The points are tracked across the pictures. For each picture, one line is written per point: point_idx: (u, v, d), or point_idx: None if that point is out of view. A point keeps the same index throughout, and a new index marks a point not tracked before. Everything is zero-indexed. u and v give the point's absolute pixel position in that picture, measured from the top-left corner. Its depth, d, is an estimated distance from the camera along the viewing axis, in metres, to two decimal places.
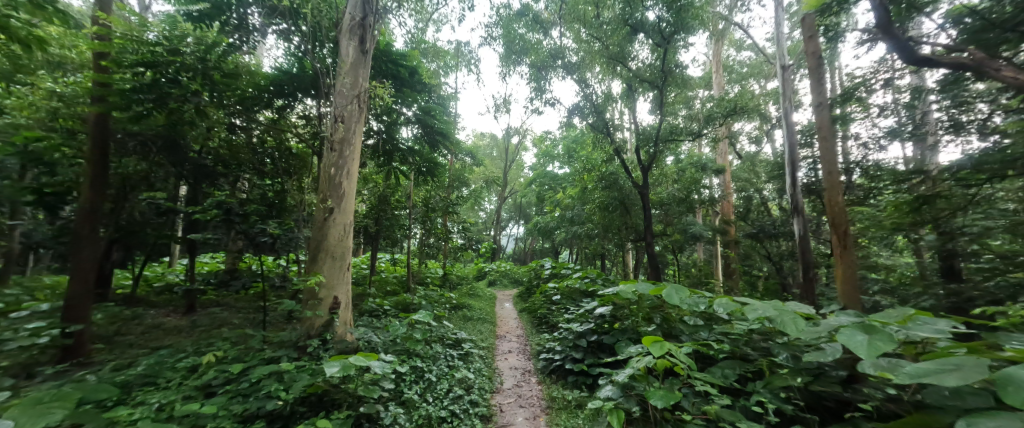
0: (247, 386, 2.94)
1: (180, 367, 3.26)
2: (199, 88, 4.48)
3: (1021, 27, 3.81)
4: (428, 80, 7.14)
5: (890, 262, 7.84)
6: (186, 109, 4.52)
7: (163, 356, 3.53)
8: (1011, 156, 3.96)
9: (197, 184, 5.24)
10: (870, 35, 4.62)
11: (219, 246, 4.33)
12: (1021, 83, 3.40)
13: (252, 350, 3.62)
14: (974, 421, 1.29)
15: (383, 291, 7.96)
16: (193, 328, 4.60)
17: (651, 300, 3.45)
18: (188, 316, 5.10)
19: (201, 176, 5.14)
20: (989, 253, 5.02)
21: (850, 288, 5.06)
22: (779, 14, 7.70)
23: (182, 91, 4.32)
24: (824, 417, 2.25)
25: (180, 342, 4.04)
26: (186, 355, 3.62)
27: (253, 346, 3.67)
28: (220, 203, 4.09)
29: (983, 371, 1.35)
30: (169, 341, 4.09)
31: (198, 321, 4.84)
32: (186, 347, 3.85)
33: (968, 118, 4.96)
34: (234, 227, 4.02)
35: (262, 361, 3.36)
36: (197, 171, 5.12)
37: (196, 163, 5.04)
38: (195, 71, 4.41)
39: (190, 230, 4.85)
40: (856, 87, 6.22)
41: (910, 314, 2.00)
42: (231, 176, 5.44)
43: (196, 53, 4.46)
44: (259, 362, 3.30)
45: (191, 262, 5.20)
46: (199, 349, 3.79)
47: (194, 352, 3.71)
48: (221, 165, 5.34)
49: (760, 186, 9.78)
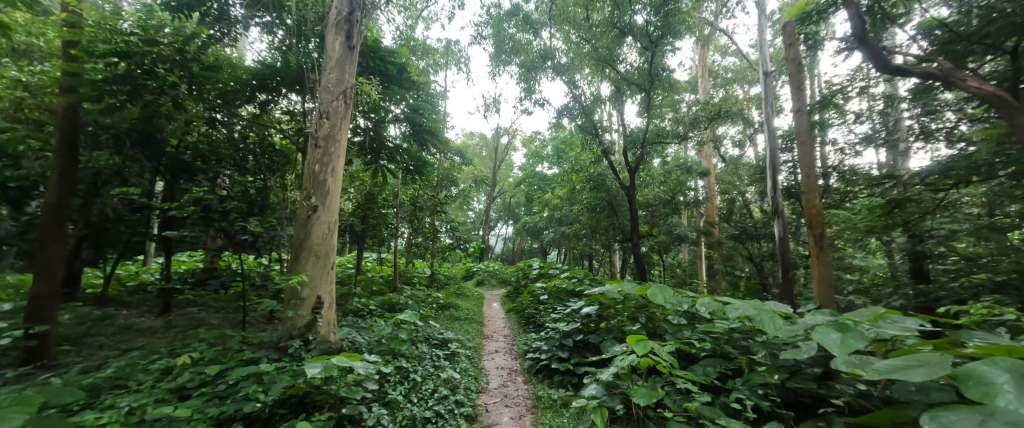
0: (223, 388, 2.85)
1: (153, 369, 3.15)
2: (176, 80, 4.42)
3: (985, 40, 4.02)
4: (417, 77, 7.07)
5: (864, 263, 8.13)
6: (162, 102, 4.43)
7: (135, 358, 3.42)
8: (976, 163, 4.13)
9: (174, 180, 5.08)
10: (848, 45, 4.77)
11: (197, 245, 4.21)
12: (986, 93, 3.55)
13: (230, 351, 3.53)
14: (936, 415, 1.36)
15: (368, 291, 7.86)
16: (168, 328, 4.47)
17: (636, 299, 3.53)
18: (164, 316, 4.95)
19: (179, 170, 5.00)
20: (955, 255, 5.27)
21: (826, 288, 5.24)
22: (762, 21, 7.88)
23: (160, 84, 4.27)
24: (800, 413, 2.31)
25: (153, 343, 3.91)
26: (160, 357, 3.51)
27: (232, 346, 3.57)
28: (198, 200, 3.98)
29: (945, 367, 1.42)
30: (142, 342, 3.96)
31: (174, 321, 4.70)
32: (159, 348, 3.73)
33: (937, 126, 5.17)
34: (212, 225, 3.92)
35: (240, 362, 3.27)
36: (174, 166, 4.93)
37: (172, 156, 4.91)
38: (172, 63, 4.30)
39: (165, 227, 4.66)
40: (834, 94, 6.41)
41: (880, 313, 2.08)
42: (212, 172, 5.30)
43: (174, 44, 4.34)
44: (237, 363, 3.22)
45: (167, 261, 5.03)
46: (174, 350, 3.67)
47: (168, 354, 3.60)
48: (200, 160, 5.20)
49: (743, 189, 10.18)
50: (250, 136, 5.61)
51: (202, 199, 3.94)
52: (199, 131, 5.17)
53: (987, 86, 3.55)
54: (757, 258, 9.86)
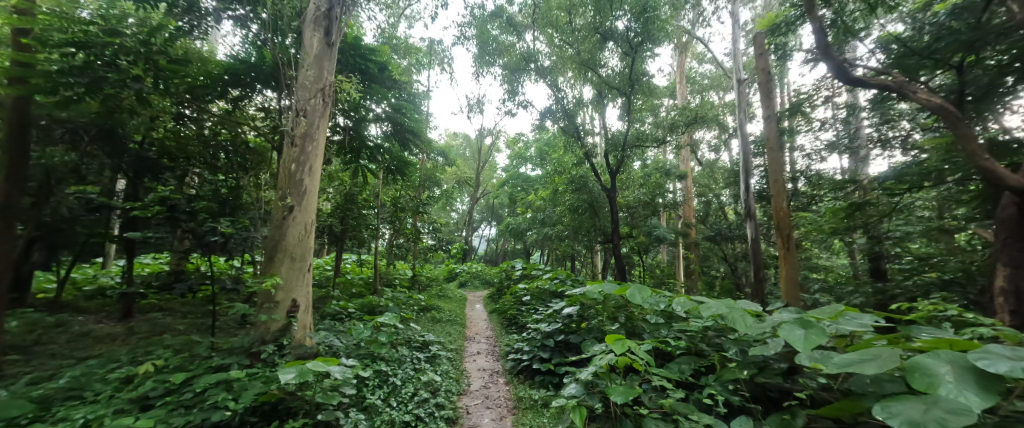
0: (189, 397, 2.72)
1: (111, 378, 3.00)
2: (140, 74, 4.28)
3: (935, 55, 4.32)
4: (399, 76, 7.01)
5: (828, 263, 8.56)
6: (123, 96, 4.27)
7: (91, 368, 3.26)
8: (927, 169, 4.42)
9: (137, 178, 4.79)
10: (813, 57, 5.04)
11: (162, 247, 4.02)
12: (934, 105, 3.79)
13: (198, 357, 3.38)
14: (885, 404, 1.47)
15: (347, 293, 7.72)
16: (129, 335, 4.27)
17: (616, 300, 3.60)
18: (125, 322, 4.72)
19: (144, 168, 4.72)
20: (909, 255, 5.62)
21: (792, 287, 5.49)
22: (736, 31, 8.18)
23: (122, 77, 4.06)
24: (767, 407, 2.42)
25: (113, 351, 3.74)
26: (120, 365, 3.35)
27: (200, 353, 3.43)
28: (164, 199, 3.76)
29: (894, 360, 1.53)
30: (100, 350, 3.77)
31: (136, 327, 4.49)
32: (120, 356, 3.56)
33: (894, 134, 5.49)
34: (179, 225, 3.75)
35: (209, 369, 3.15)
36: (137, 164, 4.68)
37: (135, 153, 4.63)
38: (136, 55, 4.17)
39: (127, 228, 4.44)
40: (802, 102, 6.74)
41: (840, 310, 2.20)
42: (179, 170, 4.99)
43: (138, 36, 4.22)
44: (205, 370, 3.10)
45: (130, 264, 4.81)
46: (136, 358, 3.51)
47: (129, 362, 3.44)
48: (167, 157, 4.90)
49: (718, 192, 10.56)
50: (221, 134, 5.40)
51: (167, 198, 3.77)
52: (166, 126, 4.93)
53: (936, 98, 3.80)
54: (732, 259, 10.23)
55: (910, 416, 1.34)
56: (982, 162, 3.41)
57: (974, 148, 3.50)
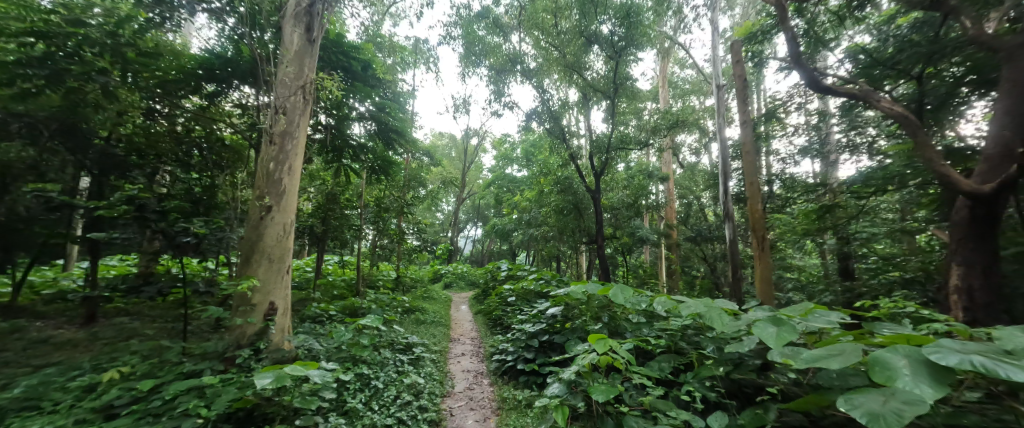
0: (158, 404, 2.63)
1: (72, 387, 2.87)
2: (106, 66, 4.15)
3: (896, 66, 4.57)
4: (383, 75, 6.93)
5: (801, 263, 8.89)
6: (88, 90, 4.07)
7: (51, 376, 3.11)
8: (890, 174, 4.66)
9: (103, 175, 4.38)
10: (786, 65, 5.25)
11: (129, 249, 3.87)
12: (897, 113, 4.00)
13: (169, 363, 3.26)
14: (849, 398, 1.56)
15: (328, 295, 7.57)
16: (93, 341, 4.08)
17: (599, 300, 3.65)
18: (89, 327, 4.51)
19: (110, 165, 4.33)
20: (875, 256, 5.89)
21: (767, 286, 5.68)
22: (715, 38, 8.41)
23: (85, 68, 3.95)
24: (741, 402, 2.51)
25: (74, 358, 3.57)
26: (82, 373, 3.21)
27: (171, 358, 3.30)
28: (132, 198, 3.56)
29: (857, 355, 1.62)
30: (60, 357, 3.60)
31: (100, 333, 4.30)
32: (82, 363, 3.41)
33: (861, 140, 5.75)
34: (148, 226, 3.58)
35: (179, 375, 3.05)
36: (103, 161, 4.34)
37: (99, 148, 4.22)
38: (102, 46, 4.10)
39: (91, 228, 4.24)
40: (777, 107, 6.98)
41: (809, 308, 2.30)
42: (149, 167, 4.59)
43: (104, 26, 4.15)
44: (175, 376, 3.00)
45: (94, 266, 4.60)
46: (100, 365, 3.36)
47: (93, 370, 3.30)
48: (135, 154, 4.57)
49: (699, 194, 10.85)
50: (194, 130, 5.10)
51: (135, 198, 3.60)
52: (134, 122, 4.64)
53: (899, 106, 4.00)
54: (711, 259, 10.51)
55: (870, 408, 1.44)
56: (940, 167, 3.63)
57: (931, 155, 3.69)
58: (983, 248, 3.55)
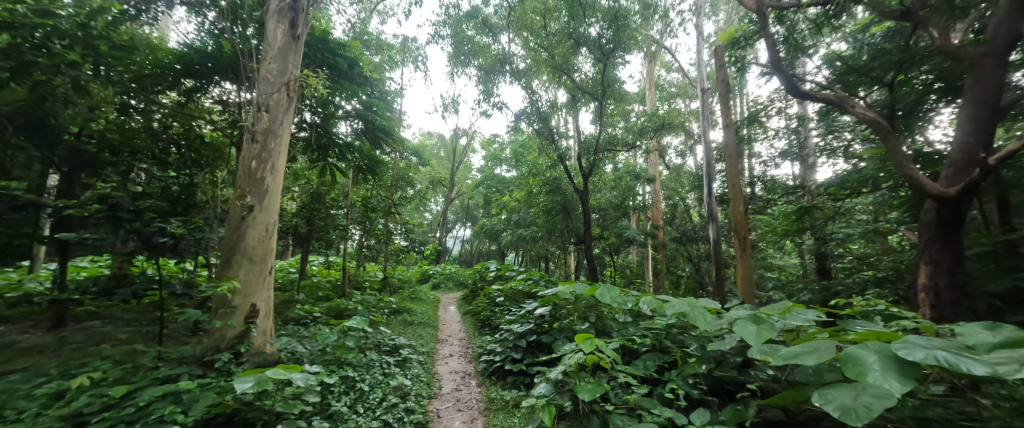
0: (131, 411, 2.54)
1: (38, 395, 2.74)
2: (77, 60, 3.77)
3: (870, 73, 4.75)
4: (370, 74, 6.87)
5: (781, 263, 9.13)
6: (58, 85, 3.74)
7: (15, 384, 2.98)
8: (865, 177, 4.83)
9: (73, 173, 4.26)
10: (767, 70, 5.40)
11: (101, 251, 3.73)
12: (869, 118, 4.16)
13: (143, 368, 3.15)
14: (823, 393, 1.61)
15: (313, 297, 7.44)
16: (61, 346, 3.92)
17: (587, 299, 3.69)
18: (57, 331, 4.34)
19: (81, 163, 4.21)
20: (851, 255, 6.09)
21: (748, 286, 5.81)
22: (700, 43, 8.58)
23: (54, 61, 3.60)
24: (722, 399, 2.57)
25: (41, 364, 3.43)
26: (49, 380, 3.08)
27: (145, 363, 3.18)
28: (103, 196, 3.40)
29: (831, 351, 1.68)
30: (26, 364, 3.45)
31: (69, 338, 4.14)
32: (49, 370, 3.27)
33: (838, 143, 5.95)
34: (121, 226, 3.43)
35: (154, 380, 2.95)
36: (73, 158, 4.19)
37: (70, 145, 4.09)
38: (73, 39, 3.74)
39: (60, 229, 4.08)
40: (759, 111, 7.17)
41: (788, 306, 2.37)
42: (122, 165, 4.45)
43: (74, 17, 3.78)
44: (150, 382, 2.90)
45: (63, 268, 4.42)
46: (69, 371, 3.23)
47: (60, 376, 3.17)
48: (108, 151, 4.38)
49: (684, 195, 11.07)
50: (171, 126, 5.03)
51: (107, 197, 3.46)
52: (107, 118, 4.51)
53: (872, 112, 4.15)
54: (696, 259, 10.70)
55: (842, 402, 1.50)
56: (910, 170, 3.78)
57: (901, 159, 3.85)
58: (949, 248, 3.72)
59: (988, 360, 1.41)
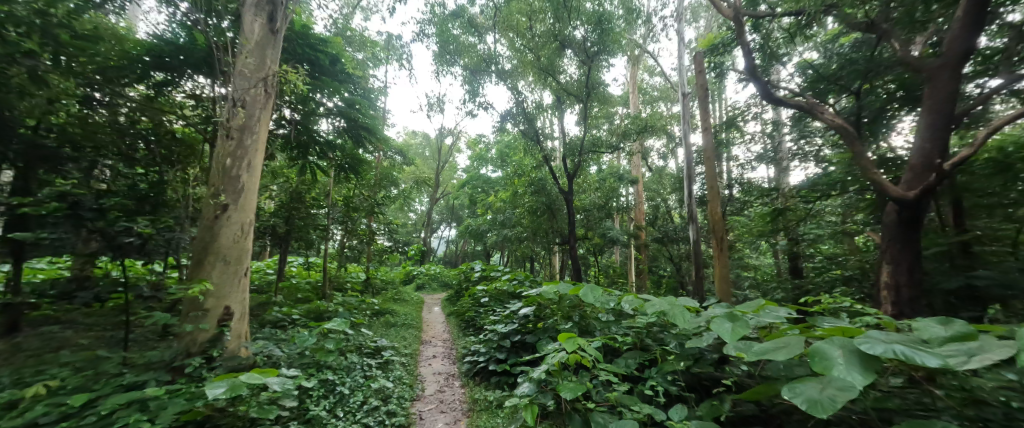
0: (93, 421, 2.41)
1: None
2: (35, 48, 3.57)
3: (838, 81, 4.97)
4: (352, 70, 6.75)
5: (757, 263, 9.44)
6: (14, 75, 3.42)
7: None
8: (834, 180, 5.05)
9: (29, 168, 3.83)
10: (745, 77, 5.59)
11: (61, 252, 3.53)
12: (838, 125, 4.36)
13: (105, 375, 2.97)
14: (793, 387, 1.68)
15: (292, 298, 7.28)
16: (14, 353, 3.67)
17: (570, 299, 3.73)
18: (11, 337, 4.08)
19: (39, 158, 3.82)
20: (821, 256, 6.36)
21: (725, 285, 5.99)
22: (681, 48, 8.78)
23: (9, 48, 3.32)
24: (699, 395, 2.65)
25: None
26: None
27: (107, 370, 3.00)
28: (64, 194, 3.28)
29: (799, 347, 1.76)
30: None
31: (25, 343, 3.90)
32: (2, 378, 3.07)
33: (810, 148, 6.19)
34: (83, 226, 3.26)
35: (119, 388, 2.81)
36: (28, 153, 3.76)
37: (26, 138, 3.70)
38: (31, 26, 3.53)
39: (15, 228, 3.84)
40: (737, 115, 7.39)
41: (761, 304, 2.46)
42: (86, 161, 4.07)
43: (33, 4, 3.61)
44: (113, 389, 2.77)
45: (19, 269, 4.17)
46: (23, 379, 3.04)
47: (12, 385, 2.93)
48: (69, 146, 4.03)
49: (666, 197, 11.31)
50: (139, 122, 4.74)
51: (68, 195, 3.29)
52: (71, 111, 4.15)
53: (840, 118, 4.34)
54: (677, 259, 10.95)
55: (810, 395, 1.58)
56: (874, 174, 3.96)
57: (865, 163, 4.04)
58: (909, 248, 3.92)
59: (940, 353, 1.50)
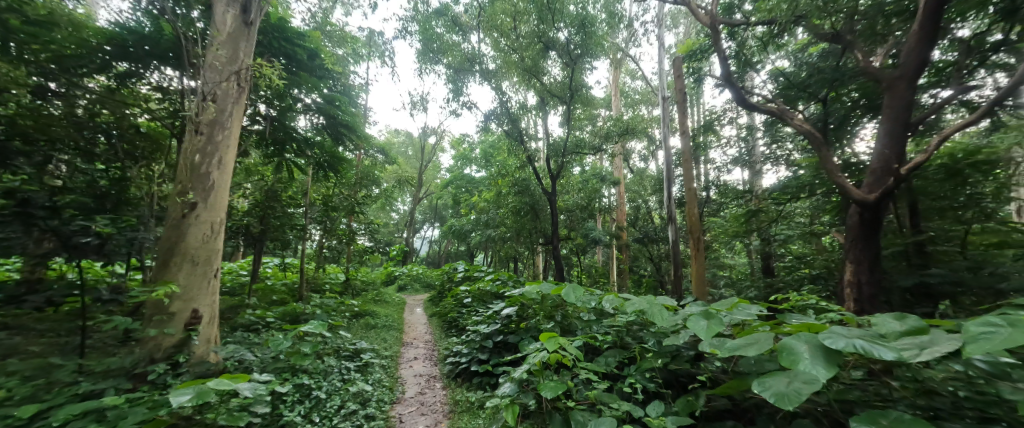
0: None
1: None
2: None
3: (807, 88, 5.20)
4: (332, 66, 6.62)
5: (732, 263, 9.73)
6: None
7: None
8: (803, 183, 5.26)
9: None
10: (721, 82, 5.76)
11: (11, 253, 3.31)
12: (806, 130, 4.55)
13: (59, 384, 2.79)
14: (761, 381, 1.75)
15: (267, 300, 7.09)
16: None
17: (553, 299, 3.76)
18: None
19: None
20: (791, 255, 6.62)
21: (702, 284, 6.15)
22: (662, 53, 8.98)
23: None
24: (676, 392, 2.72)
25: None
26: None
27: (61, 378, 2.81)
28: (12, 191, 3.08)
29: (768, 343, 1.84)
30: None
31: None
32: None
33: (782, 152, 6.44)
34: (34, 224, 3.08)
35: (74, 397, 2.66)
36: None
37: None
38: None
39: None
40: (714, 119, 7.62)
41: (735, 302, 2.54)
42: (40, 156, 3.75)
43: None
44: (68, 398, 2.62)
45: None
46: None
47: None
48: (20, 139, 3.69)
49: (646, 198, 11.53)
50: (100, 115, 4.43)
51: (18, 191, 3.07)
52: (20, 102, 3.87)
53: (808, 124, 4.53)
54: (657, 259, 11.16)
55: (777, 389, 1.66)
56: (839, 178, 4.16)
57: (832, 167, 4.23)
58: (871, 248, 4.13)
59: (895, 346, 1.60)
